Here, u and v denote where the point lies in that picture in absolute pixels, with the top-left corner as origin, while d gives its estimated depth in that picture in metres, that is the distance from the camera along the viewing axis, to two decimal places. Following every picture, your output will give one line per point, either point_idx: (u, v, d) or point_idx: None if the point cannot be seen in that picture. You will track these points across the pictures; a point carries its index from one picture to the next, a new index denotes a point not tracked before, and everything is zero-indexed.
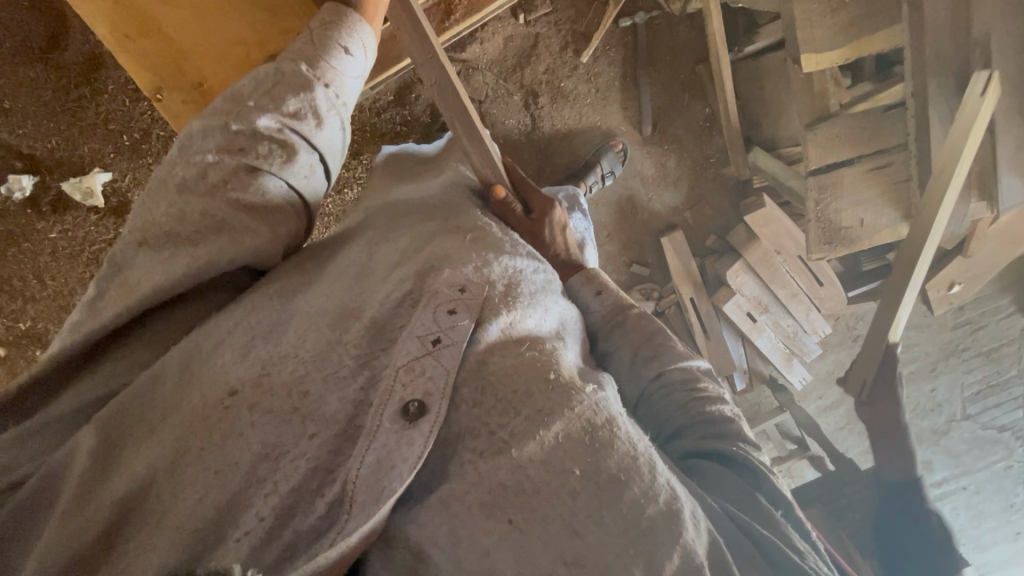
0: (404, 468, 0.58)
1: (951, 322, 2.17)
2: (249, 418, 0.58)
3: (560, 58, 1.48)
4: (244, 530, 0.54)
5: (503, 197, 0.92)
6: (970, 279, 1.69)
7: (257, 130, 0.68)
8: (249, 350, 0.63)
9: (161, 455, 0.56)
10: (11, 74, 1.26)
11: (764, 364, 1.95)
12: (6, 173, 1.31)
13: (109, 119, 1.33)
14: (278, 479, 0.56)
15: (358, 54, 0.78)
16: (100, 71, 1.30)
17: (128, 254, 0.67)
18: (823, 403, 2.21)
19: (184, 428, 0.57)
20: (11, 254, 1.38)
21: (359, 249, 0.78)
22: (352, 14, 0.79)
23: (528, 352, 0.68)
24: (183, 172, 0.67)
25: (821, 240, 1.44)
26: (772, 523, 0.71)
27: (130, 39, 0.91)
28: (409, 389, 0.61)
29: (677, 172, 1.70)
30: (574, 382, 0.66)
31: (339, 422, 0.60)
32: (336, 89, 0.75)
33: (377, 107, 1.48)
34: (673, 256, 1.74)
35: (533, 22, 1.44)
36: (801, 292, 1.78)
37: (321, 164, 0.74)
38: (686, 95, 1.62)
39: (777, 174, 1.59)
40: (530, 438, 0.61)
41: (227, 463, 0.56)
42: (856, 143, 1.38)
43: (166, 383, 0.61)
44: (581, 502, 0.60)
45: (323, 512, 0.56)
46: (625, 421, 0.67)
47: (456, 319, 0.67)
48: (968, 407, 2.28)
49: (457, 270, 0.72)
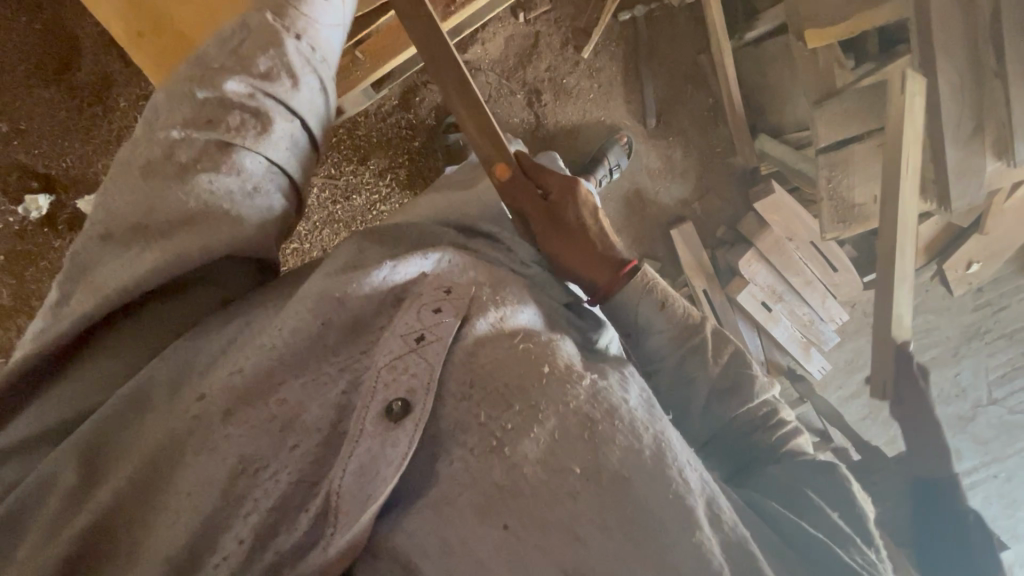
0: (387, 472, 0.58)
1: (971, 304, 2.14)
2: (223, 431, 0.58)
3: (561, 55, 1.49)
4: (221, 555, 0.55)
5: (508, 180, 0.78)
6: (988, 257, 1.67)
7: (226, 97, 0.68)
8: (230, 356, 0.62)
9: (133, 479, 0.56)
10: (25, 96, 1.29)
11: (781, 355, 1.94)
12: (23, 193, 1.34)
13: (121, 135, 1.36)
14: (257, 498, 0.57)
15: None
16: (112, 89, 1.33)
17: (96, 250, 0.67)
18: (844, 393, 2.17)
19: (153, 446, 0.58)
20: (29, 273, 1.39)
21: (349, 243, 0.75)
22: None
23: (521, 343, 0.65)
24: (147, 152, 0.68)
25: (835, 219, 1.44)
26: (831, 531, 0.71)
27: (143, 36, 0.96)
28: (391, 389, 0.61)
29: (683, 164, 1.70)
30: (570, 372, 0.64)
31: (321, 430, 0.60)
32: (310, 42, 0.75)
33: (383, 112, 1.49)
34: (684, 249, 1.73)
35: (533, 21, 1.45)
36: (815, 280, 1.78)
37: (302, 128, 0.74)
38: (689, 86, 1.63)
39: (786, 159, 1.56)
40: (523, 437, 0.60)
41: (198, 485, 0.56)
42: (865, 117, 1.36)
43: (140, 402, 0.61)
44: (585, 506, 0.59)
45: (308, 526, 0.58)
46: (631, 408, 0.64)
47: (441, 316, 0.66)
48: (994, 392, 2.23)
49: (441, 271, 0.70)
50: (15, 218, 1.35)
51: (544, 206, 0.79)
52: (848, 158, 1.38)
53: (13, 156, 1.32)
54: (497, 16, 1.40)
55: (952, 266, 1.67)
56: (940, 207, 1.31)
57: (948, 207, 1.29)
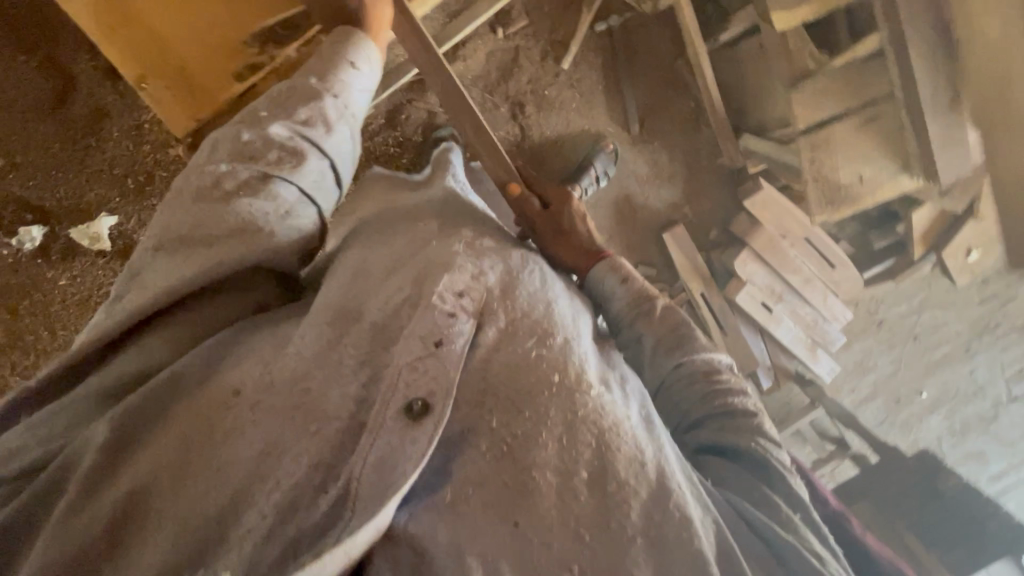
0: (408, 467, 0.60)
1: (978, 296, 2.08)
2: (251, 416, 0.63)
3: (542, 67, 1.53)
4: (246, 528, 0.57)
5: (518, 194, 1.01)
6: (987, 245, 1.67)
7: (270, 138, 0.75)
8: (259, 357, 0.68)
9: (166, 454, 0.61)
10: (21, 130, 1.33)
11: (789, 360, 1.87)
12: (17, 225, 1.36)
13: (113, 164, 1.38)
14: (280, 477, 0.59)
15: (364, 69, 0.86)
16: (106, 121, 1.36)
17: (145, 259, 0.73)
18: (858, 397, 2.12)
19: (189, 427, 0.63)
20: (22, 306, 1.39)
21: (359, 258, 0.84)
22: (358, 32, 0.87)
23: (533, 350, 0.73)
24: (195, 181, 0.72)
25: (823, 202, 1.46)
26: (786, 520, 0.73)
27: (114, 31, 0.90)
28: (411, 388, 0.64)
29: (670, 168, 1.71)
30: (580, 383, 0.71)
31: (342, 416, 0.63)
32: (343, 99, 0.82)
33: (370, 130, 1.51)
34: (678, 252, 1.72)
35: (511, 36, 1.49)
36: (814, 277, 1.76)
37: (332, 170, 0.80)
38: (669, 91, 1.66)
39: (771, 154, 1.58)
40: (532, 444, 0.66)
41: (226, 463, 0.60)
42: (841, 95, 1.37)
43: (178, 385, 0.65)
44: (588, 508, 0.64)
45: (327, 509, 0.59)
46: (631, 425, 0.71)
47: (455, 320, 0.71)
48: (1013, 388, 2.18)
49: (455, 275, 0.76)
50: (10, 251, 1.36)
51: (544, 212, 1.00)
52: (830, 138, 1.40)
53: (10, 190, 1.34)
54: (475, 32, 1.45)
55: (953, 255, 1.66)
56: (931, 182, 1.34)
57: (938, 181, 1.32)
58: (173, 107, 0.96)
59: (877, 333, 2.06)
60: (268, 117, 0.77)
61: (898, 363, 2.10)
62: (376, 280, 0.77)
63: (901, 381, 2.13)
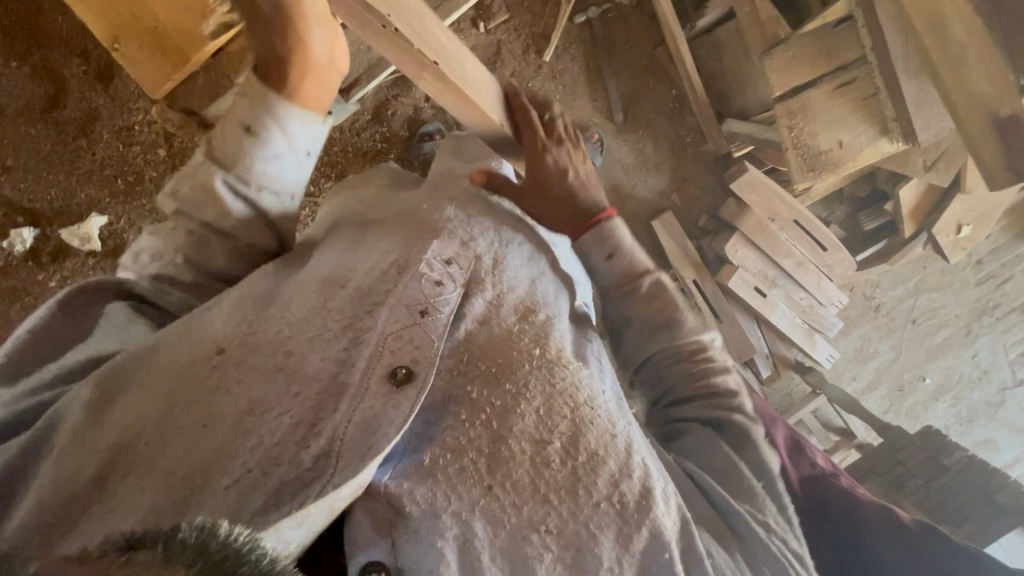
0: (390, 429, 0.58)
1: (974, 279, 2.07)
2: (236, 374, 0.61)
3: (524, 59, 1.56)
4: (231, 480, 0.54)
5: None
6: (977, 219, 1.67)
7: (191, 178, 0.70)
8: (240, 312, 0.67)
9: (154, 407, 0.58)
10: (14, 133, 1.35)
11: (787, 347, 1.91)
12: (8, 228, 1.37)
13: (103, 164, 1.40)
14: (262, 434, 0.57)
15: (271, 143, 0.69)
16: (95, 123, 1.38)
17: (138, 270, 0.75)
18: (860, 385, 2.10)
19: (174, 380, 0.60)
20: (13, 310, 1.40)
21: (349, 230, 0.82)
22: (260, 116, 0.68)
23: (514, 326, 0.73)
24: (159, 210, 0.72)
25: (804, 168, 1.44)
26: (752, 502, 0.80)
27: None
28: (395, 356, 0.62)
29: (656, 156, 1.74)
30: (559, 358, 0.72)
31: (322, 378, 0.62)
32: (245, 175, 0.70)
33: (356, 126, 1.53)
34: (667, 239, 1.74)
35: (493, 30, 1.53)
36: (807, 261, 1.75)
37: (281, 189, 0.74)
38: (651, 80, 1.69)
39: (753, 133, 1.57)
40: (512, 413, 0.65)
41: (215, 416, 0.58)
42: (813, 60, 1.38)
43: (163, 345, 0.64)
44: (559, 478, 0.64)
45: (311, 464, 0.56)
46: (606, 403, 0.73)
47: (441, 290, 0.70)
48: (1017, 371, 2.15)
49: (444, 243, 0.76)
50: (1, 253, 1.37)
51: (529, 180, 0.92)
52: (806, 104, 1.40)
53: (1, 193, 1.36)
54: (457, 27, 1.48)
55: (944, 231, 1.66)
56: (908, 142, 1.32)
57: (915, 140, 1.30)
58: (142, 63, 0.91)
59: (876, 319, 2.04)
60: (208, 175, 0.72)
61: (899, 350, 2.08)
62: (366, 246, 0.77)
63: (903, 368, 2.10)
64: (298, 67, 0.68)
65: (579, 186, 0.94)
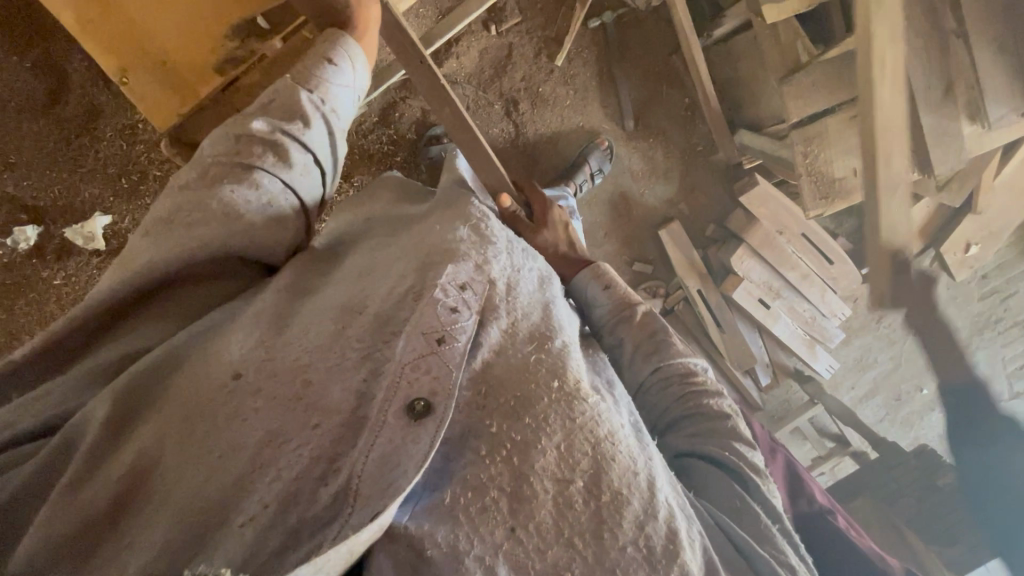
0: (409, 466, 0.57)
1: (978, 293, 2.06)
2: (253, 403, 0.60)
3: (535, 64, 1.54)
4: (246, 517, 0.54)
5: None
6: (986, 238, 1.66)
7: (252, 133, 0.73)
8: (256, 335, 0.66)
9: (170, 434, 0.59)
10: (15, 128, 1.32)
11: (786, 356, 1.91)
12: (11, 226, 1.36)
13: (107, 163, 1.39)
14: (281, 468, 0.57)
15: (343, 67, 0.82)
16: (99, 120, 1.36)
17: (135, 246, 0.71)
18: (857, 394, 2.11)
19: (191, 405, 0.60)
20: (18, 306, 1.40)
21: (360, 255, 0.81)
22: (344, 35, 0.83)
23: (530, 354, 0.72)
24: (186, 173, 0.73)
25: (816, 195, 1.43)
26: (765, 535, 0.77)
27: (89, 24, 0.81)
28: (413, 387, 0.62)
29: (666, 165, 1.72)
30: (577, 390, 0.70)
31: (342, 411, 0.61)
32: (322, 95, 0.79)
33: (363, 128, 1.51)
34: (673, 248, 1.73)
35: (505, 33, 1.50)
36: (813, 274, 1.75)
37: (315, 165, 0.79)
38: (663, 86, 1.67)
39: (766, 149, 1.56)
40: (532, 449, 0.65)
41: (232, 447, 0.58)
42: (834, 90, 1.35)
43: (180, 365, 0.64)
44: (583, 521, 0.64)
45: (328, 502, 0.57)
46: (626, 434, 0.71)
47: (458, 317, 0.69)
48: (1013, 384, 2.17)
49: (459, 267, 0.74)
50: (4, 251, 1.36)
51: (531, 225, 1.06)
52: (825, 131, 1.38)
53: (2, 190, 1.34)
54: (469, 30, 1.45)
55: (951, 249, 1.66)
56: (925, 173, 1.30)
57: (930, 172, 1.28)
58: (158, 102, 0.85)
59: (877, 329, 2.04)
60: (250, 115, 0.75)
61: (898, 361, 2.09)
62: (380, 271, 0.76)
63: (900, 378, 2.12)
64: (359, 23, 0.85)
65: (570, 243, 1.07)
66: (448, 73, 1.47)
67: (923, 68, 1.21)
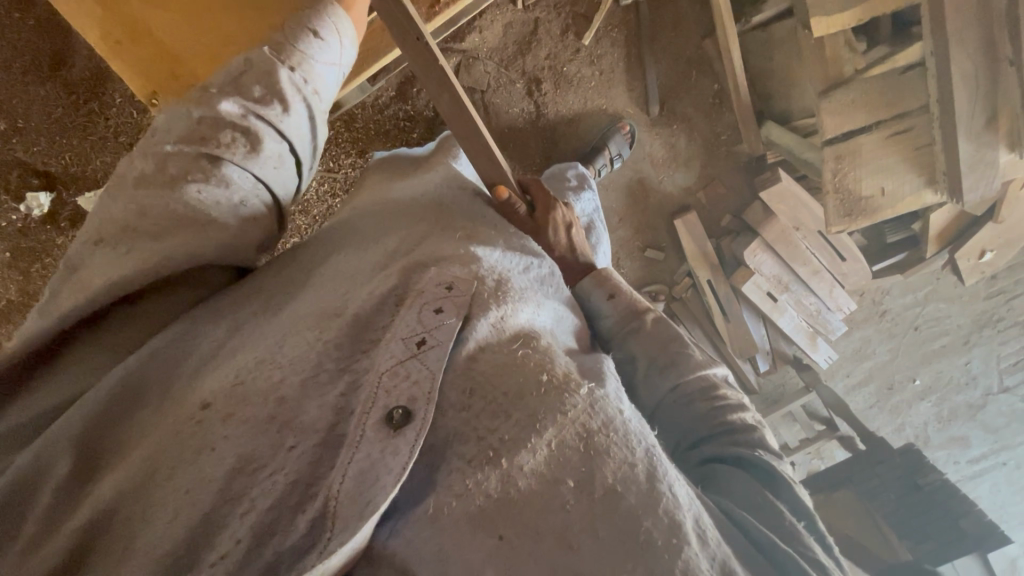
0: (388, 480, 0.53)
1: (984, 292, 2.08)
2: (223, 430, 0.55)
3: (561, 41, 1.47)
4: (219, 554, 0.50)
5: None
6: (1003, 245, 1.67)
7: (219, 116, 0.68)
8: (236, 353, 0.63)
9: (129, 477, 0.53)
10: (22, 92, 1.27)
11: (787, 344, 1.93)
12: (24, 191, 1.35)
13: (119, 132, 1.34)
14: (255, 497, 0.52)
15: (329, 40, 0.77)
16: (106, 85, 1.31)
17: (86, 253, 0.67)
18: (851, 382, 2.19)
19: (156, 445, 0.55)
20: (35, 269, 1.42)
21: (347, 256, 0.76)
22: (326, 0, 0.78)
23: (518, 349, 0.64)
24: (142, 166, 0.68)
25: (841, 212, 1.42)
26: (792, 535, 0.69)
27: (121, 45, 0.91)
28: (392, 396, 0.57)
29: (688, 152, 1.69)
30: (567, 381, 0.62)
31: (319, 431, 0.56)
32: (304, 74, 0.75)
33: (380, 103, 1.48)
34: (686, 238, 1.74)
35: (531, 7, 1.43)
36: (824, 269, 1.74)
37: (291, 154, 0.75)
38: (694, 70, 1.60)
39: (792, 148, 1.57)
40: (521, 447, 0.58)
41: (197, 481, 0.52)
42: (874, 108, 1.33)
43: (145, 404, 0.59)
44: (575, 516, 0.56)
45: (305, 530, 0.52)
46: (627, 421, 0.62)
47: (442, 318, 0.63)
48: (1005, 380, 2.22)
49: (444, 268, 0.69)
50: (19, 216, 1.37)
51: (529, 224, 0.92)
52: (858, 149, 1.37)
53: (12, 154, 1.31)
54: (494, 3, 1.39)
55: (965, 255, 1.67)
56: (953, 199, 1.31)
57: (960, 198, 1.29)
58: None
59: (879, 323, 2.07)
60: (219, 94, 0.70)
61: (896, 353, 2.14)
62: (363, 276, 0.71)
63: (895, 369, 2.17)
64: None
65: (571, 249, 0.95)
66: (470, 48, 1.42)
67: (960, 55, 1.17)
